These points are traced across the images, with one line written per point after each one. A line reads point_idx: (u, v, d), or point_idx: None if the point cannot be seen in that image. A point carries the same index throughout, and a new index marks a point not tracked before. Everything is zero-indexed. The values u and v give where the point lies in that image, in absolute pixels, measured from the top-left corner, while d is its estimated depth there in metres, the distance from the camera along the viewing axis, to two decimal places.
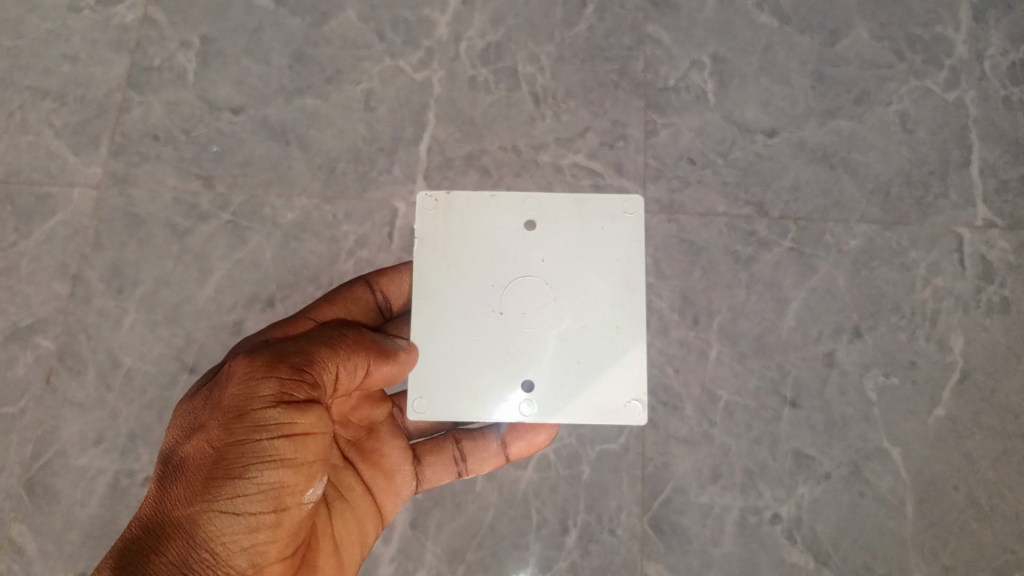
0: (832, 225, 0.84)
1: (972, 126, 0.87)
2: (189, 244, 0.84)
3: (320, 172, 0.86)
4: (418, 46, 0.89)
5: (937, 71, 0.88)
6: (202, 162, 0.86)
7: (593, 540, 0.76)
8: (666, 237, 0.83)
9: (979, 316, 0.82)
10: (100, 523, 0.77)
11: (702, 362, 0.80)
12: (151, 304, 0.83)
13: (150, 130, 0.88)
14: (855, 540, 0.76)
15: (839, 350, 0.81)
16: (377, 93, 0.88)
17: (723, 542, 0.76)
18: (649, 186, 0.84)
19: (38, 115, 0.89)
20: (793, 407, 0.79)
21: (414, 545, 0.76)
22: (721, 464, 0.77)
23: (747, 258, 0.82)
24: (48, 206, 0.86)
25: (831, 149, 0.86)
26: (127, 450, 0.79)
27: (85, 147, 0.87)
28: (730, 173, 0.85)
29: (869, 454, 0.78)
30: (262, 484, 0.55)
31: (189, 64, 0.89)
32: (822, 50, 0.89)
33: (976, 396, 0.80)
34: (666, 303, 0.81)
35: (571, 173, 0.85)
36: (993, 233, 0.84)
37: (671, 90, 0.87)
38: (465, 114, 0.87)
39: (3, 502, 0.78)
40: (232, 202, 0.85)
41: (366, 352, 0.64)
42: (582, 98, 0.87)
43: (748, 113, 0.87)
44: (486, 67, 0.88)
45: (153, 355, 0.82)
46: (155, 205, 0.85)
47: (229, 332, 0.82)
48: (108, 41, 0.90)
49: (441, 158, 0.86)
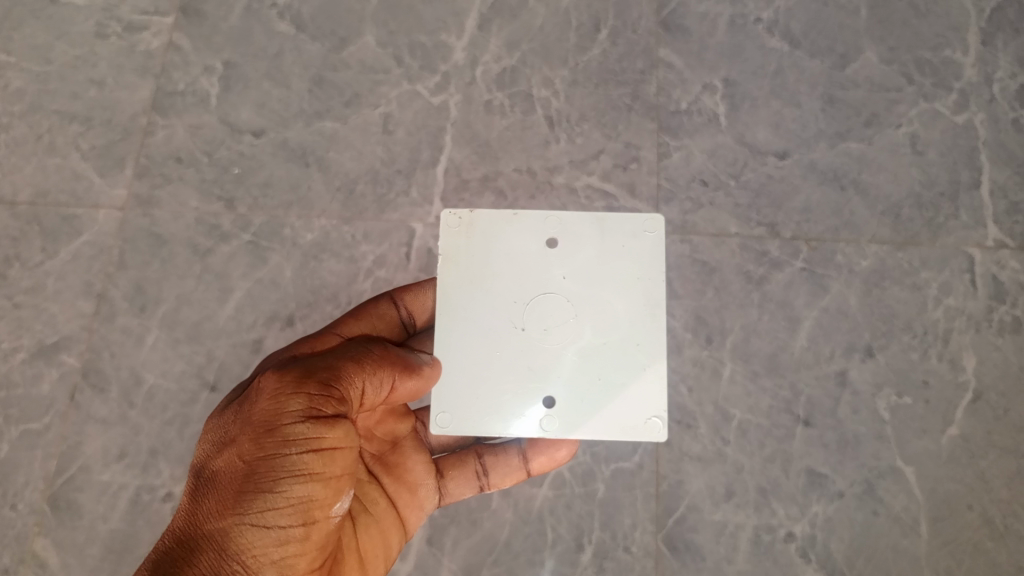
0: (843, 245, 0.85)
1: (981, 148, 0.88)
2: (210, 263, 0.86)
3: (339, 194, 0.88)
4: (435, 71, 0.91)
5: (947, 94, 0.89)
6: (224, 184, 0.89)
7: (609, 557, 0.76)
8: (678, 256, 0.84)
9: (992, 335, 0.82)
10: (121, 538, 0.79)
11: (715, 380, 0.81)
12: (172, 323, 0.85)
13: (174, 152, 0.90)
14: (870, 559, 0.76)
15: (851, 369, 0.81)
16: (395, 116, 0.90)
17: (738, 559, 0.76)
18: (661, 208, 0.86)
19: (65, 138, 0.91)
20: (806, 425, 0.80)
21: (430, 561, 0.77)
22: (734, 482, 0.78)
23: (760, 278, 0.83)
24: (74, 226, 0.88)
25: (842, 171, 0.87)
26: (149, 466, 0.80)
27: (110, 168, 0.90)
28: (742, 195, 0.86)
29: (883, 473, 0.79)
30: (293, 498, 0.57)
31: (212, 88, 0.92)
32: (831, 74, 0.90)
33: (989, 415, 0.80)
34: (679, 322, 0.82)
35: (585, 195, 0.87)
36: (1004, 253, 0.84)
37: (683, 113, 0.89)
38: (481, 136, 0.89)
39: (27, 516, 0.80)
40: (253, 222, 0.87)
41: (391, 367, 0.65)
42: (595, 121, 0.89)
43: (760, 135, 0.88)
44: (502, 91, 0.90)
45: (175, 372, 0.83)
46: (178, 225, 0.87)
47: (249, 350, 0.84)
48: (134, 66, 0.93)
49: (458, 180, 0.88)
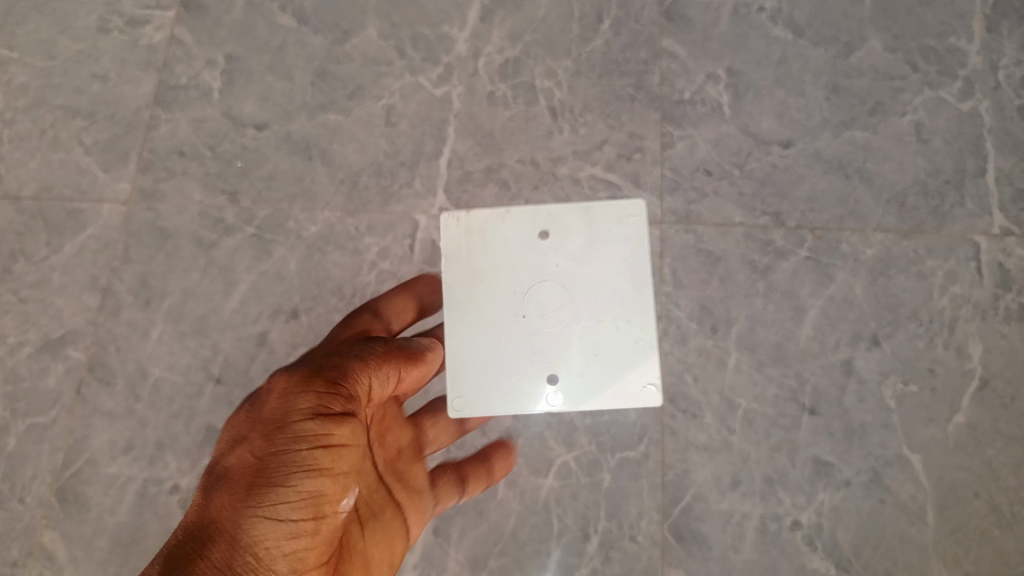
0: (848, 234, 0.84)
1: (987, 136, 0.87)
2: (215, 256, 0.86)
3: (342, 186, 0.88)
4: (438, 62, 0.91)
5: (951, 82, 0.89)
6: (228, 177, 0.89)
7: (615, 547, 0.76)
8: (683, 247, 0.84)
9: (998, 324, 0.82)
10: (129, 530, 0.79)
11: (721, 370, 0.80)
12: (178, 316, 0.85)
13: (178, 146, 0.90)
14: (876, 547, 0.76)
15: (857, 358, 0.81)
16: (398, 108, 0.90)
17: (744, 549, 0.76)
18: (666, 198, 0.86)
19: (69, 133, 0.91)
20: (812, 414, 0.79)
21: (437, 551, 0.77)
22: (740, 472, 0.78)
23: (765, 267, 0.83)
24: (79, 220, 0.88)
25: (847, 159, 0.87)
26: (155, 458, 0.81)
27: (115, 163, 0.90)
28: (746, 184, 0.86)
29: (889, 462, 0.79)
30: (303, 491, 0.57)
31: (215, 82, 0.92)
32: (835, 63, 0.90)
33: (995, 403, 0.80)
34: (684, 313, 0.82)
35: (589, 186, 0.87)
36: (1010, 241, 0.84)
37: (687, 103, 0.89)
38: (484, 128, 0.89)
39: (36, 509, 0.80)
40: (257, 215, 0.87)
41: (393, 365, 0.67)
42: (598, 112, 0.89)
43: (764, 125, 0.88)
44: (505, 82, 0.90)
45: (180, 366, 0.83)
46: (182, 218, 0.87)
47: (254, 343, 0.84)
48: (137, 60, 0.93)
49: (461, 172, 0.88)
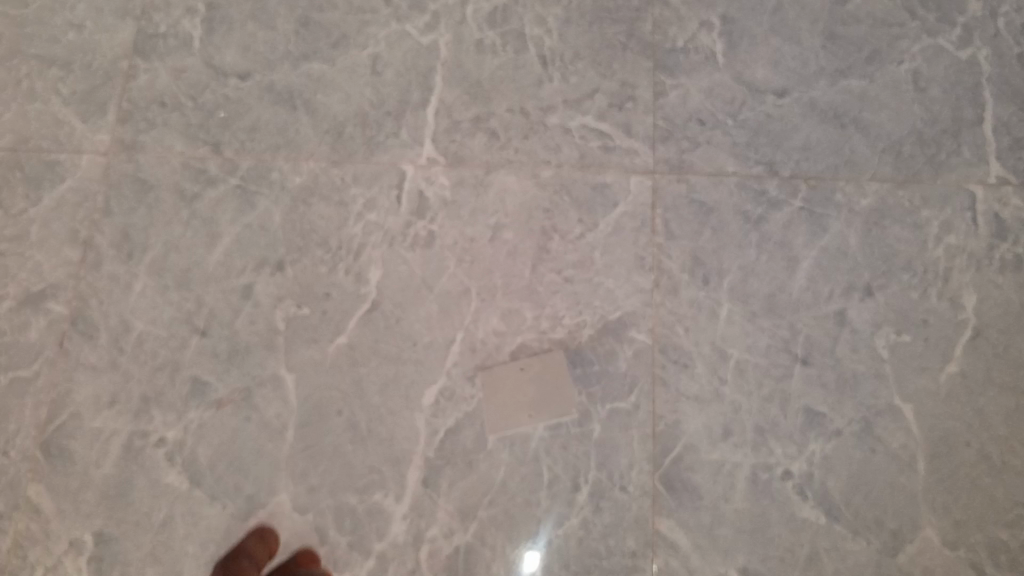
0: (843, 184, 0.83)
1: (985, 83, 0.86)
2: (197, 209, 0.84)
3: (327, 136, 0.86)
4: (425, 10, 0.89)
5: (950, 30, 0.87)
6: (209, 128, 0.86)
7: (605, 497, 0.76)
8: (676, 198, 0.83)
9: (992, 273, 0.81)
10: (114, 483, 0.78)
11: (712, 321, 0.80)
12: (160, 269, 0.83)
13: (158, 97, 0.87)
14: (867, 495, 0.76)
15: (850, 309, 0.80)
16: (384, 57, 0.87)
17: (735, 498, 0.76)
18: (658, 147, 0.84)
19: (44, 83, 0.88)
20: (804, 364, 0.79)
21: (426, 502, 0.77)
22: (731, 422, 0.78)
23: (758, 218, 0.82)
24: (57, 172, 0.86)
25: (842, 108, 0.85)
26: (140, 412, 0.79)
27: (93, 113, 0.87)
28: (740, 133, 0.84)
29: (880, 411, 0.78)
30: None
31: (195, 30, 0.89)
32: (832, 10, 0.88)
33: (988, 352, 0.79)
34: (676, 264, 0.81)
35: (580, 135, 0.85)
36: (1006, 190, 0.83)
37: (680, 51, 0.87)
38: (472, 76, 0.87)
39: (20, 464, 0.79)
40: (241, 167, 0.85)
41: None
42: (589, 60, 0.87)
43: (758, 73, 0.86)
44: (494, 30, 0.88)
45: (163, 319, 0.82)
46: (163, 170, 0.85)
47: (238, 296, 0.82)
48: (114, 8, 0.90)
49: (449, 121, 0.86)
